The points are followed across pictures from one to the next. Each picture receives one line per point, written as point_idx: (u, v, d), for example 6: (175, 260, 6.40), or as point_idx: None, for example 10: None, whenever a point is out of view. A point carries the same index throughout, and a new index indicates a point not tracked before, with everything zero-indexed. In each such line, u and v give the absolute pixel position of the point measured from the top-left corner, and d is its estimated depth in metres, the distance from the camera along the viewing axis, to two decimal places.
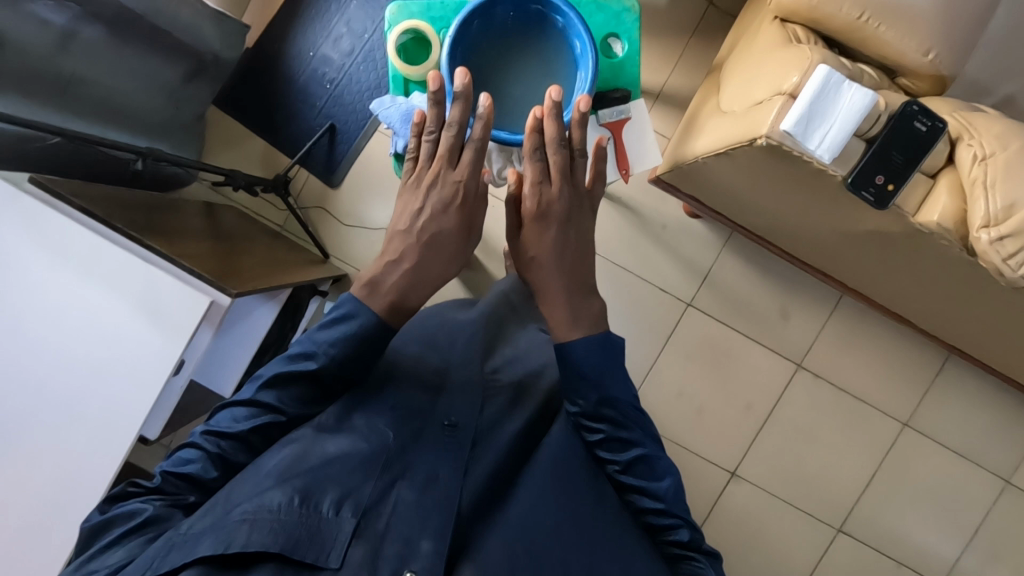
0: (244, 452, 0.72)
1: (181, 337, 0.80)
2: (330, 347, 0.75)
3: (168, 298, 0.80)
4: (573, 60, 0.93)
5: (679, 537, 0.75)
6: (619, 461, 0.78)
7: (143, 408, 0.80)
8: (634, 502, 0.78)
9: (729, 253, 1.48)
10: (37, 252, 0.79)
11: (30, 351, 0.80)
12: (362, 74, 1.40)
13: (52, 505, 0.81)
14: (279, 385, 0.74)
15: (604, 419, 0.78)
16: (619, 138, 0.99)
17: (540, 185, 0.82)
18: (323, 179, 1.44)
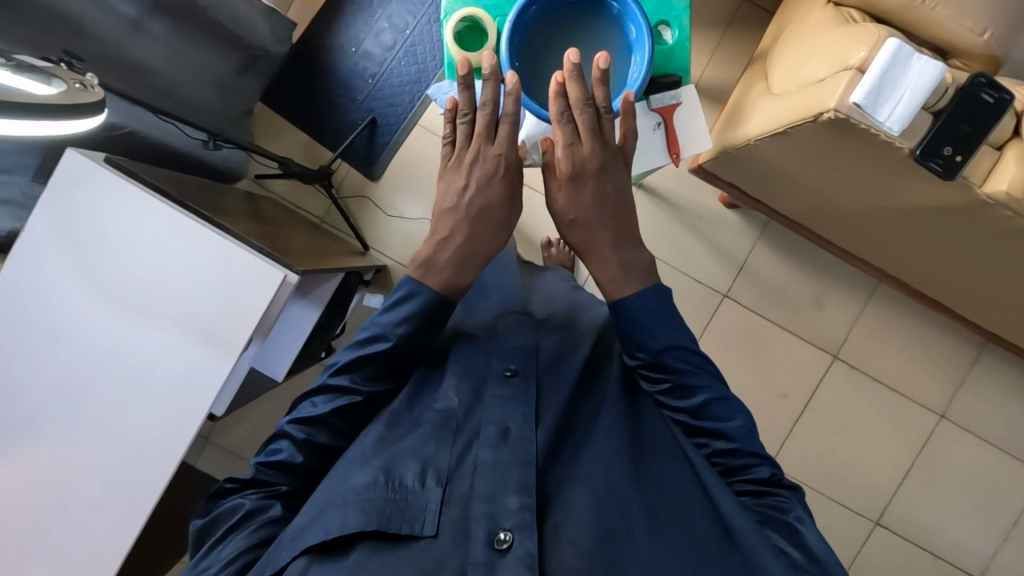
0: (327, 433, 0.74)
1: (252, 313, 0.82)
2: (397, 326, 0.77)
3: (240, 273, 0.83)
4: (625, 44, 0.95)
5: (758, 474, 0.73)
6: (685, 408, 0.76)
7: (212, 383, 0.82)
8: (705, 445, 0.75)
9: (764, 244, 1.49)
10: (116, 226, 0.83)
11: (106, 322, 0.83)
12: (404, 68, 1.44)
13: (123, 477, 0.83)
14: (353, 373, 0.76)
15: (666, 366, 0.77)
16: (670, 123, 1.01)
17: (572, 146, 0.82)
18: (364, 171, 1.47)
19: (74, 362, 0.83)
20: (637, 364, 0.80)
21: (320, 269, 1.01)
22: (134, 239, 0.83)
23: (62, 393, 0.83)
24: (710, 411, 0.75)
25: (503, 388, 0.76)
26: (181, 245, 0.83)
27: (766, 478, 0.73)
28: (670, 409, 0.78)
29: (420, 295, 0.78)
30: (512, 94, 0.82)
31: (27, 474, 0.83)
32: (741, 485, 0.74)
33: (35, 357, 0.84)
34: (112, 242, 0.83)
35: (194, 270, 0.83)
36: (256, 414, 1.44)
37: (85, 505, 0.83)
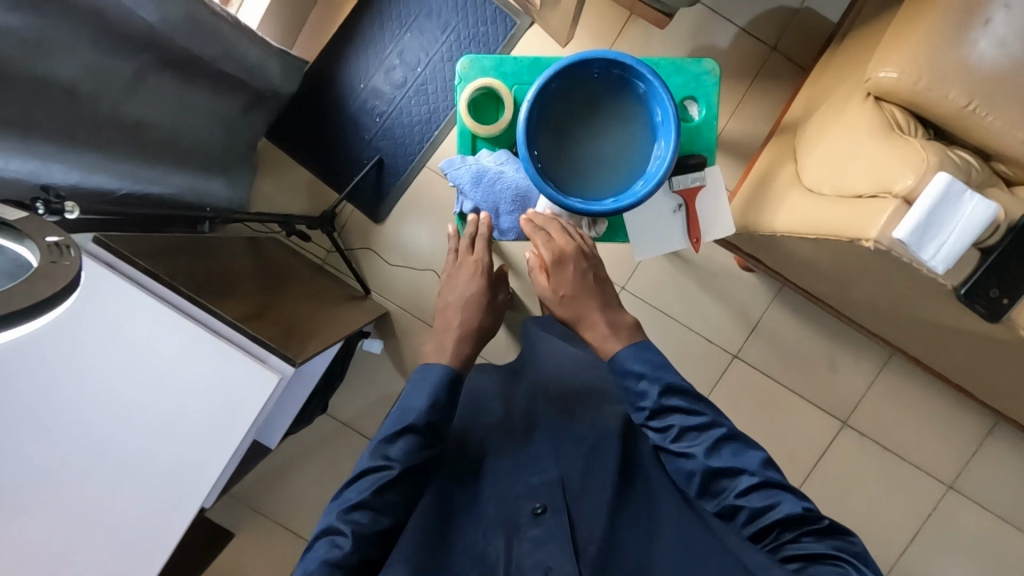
0: (374, 519, 0.72)
1: (246, 411, 0.80)
2: (419, 402, 0.80)
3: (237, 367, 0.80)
4: (649, 125, 0.90)
5: (793, 518, 0.68)
6: (699, 450, 0.74)
7: (204, 480, 0.81)
8: (732, 493, 0.73)
9: (779, 304, 1.44)
10: (101, 318, 0.77)
11: (86, 418, 0.78)
12: (414, 108, 1.38)
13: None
14: (385, 454, 0.76)
15: (668, 411, 0.77)
16: (692, 207, 0.96)
17: (547, 241, 0.87)
18: (368, 213, 1.42)
19: (37, 466, 0.76)
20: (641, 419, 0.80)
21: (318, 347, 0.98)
22: (125, 326, 0.78)
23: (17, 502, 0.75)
24: (720, 450, 0.74)
25: (535, 529, 0.76)
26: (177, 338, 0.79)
27: (800, 515, 0.68)
28: (684, 462, 0.75)
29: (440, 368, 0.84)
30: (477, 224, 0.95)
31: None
32: (778, 527, 0.69)
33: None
34: (96, 334, 0.77)
35: (189, 364, 0.80)
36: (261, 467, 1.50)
37: None
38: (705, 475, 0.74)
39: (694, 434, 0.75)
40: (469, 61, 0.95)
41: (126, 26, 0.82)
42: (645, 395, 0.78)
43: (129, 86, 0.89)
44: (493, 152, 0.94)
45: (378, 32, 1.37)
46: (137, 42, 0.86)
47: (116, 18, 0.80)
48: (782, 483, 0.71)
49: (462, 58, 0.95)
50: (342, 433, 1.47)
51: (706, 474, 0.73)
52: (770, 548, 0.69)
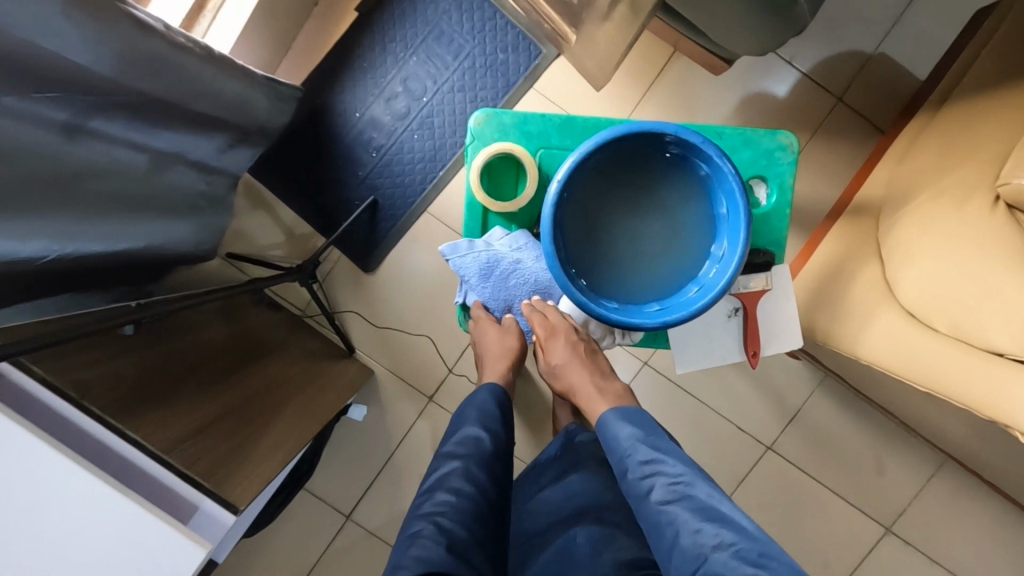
0: (455, 515, 0.67)
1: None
2: (473, 414, 0.78)
3: (143, 540, 0.57)
4: (709, 216, 0.71)
5: None
6: (678, 502, 0.63)
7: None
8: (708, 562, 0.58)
9: (823, 392, 1.25)
10: None
11: None
12: (418, 144, 1.19)
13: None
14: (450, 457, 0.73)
15: (653, 463, 0.68)
16: (752, 313, 0.77)
17: (539, 309, 0.80)
18: (357, 262, 1.22)
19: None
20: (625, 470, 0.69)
21: (259, 465, 0.78)
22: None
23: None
24: (707, 506, 0.62)
25: None
26: (55, 514, 0.56)
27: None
28: (667, 516, 0.63)
29: (484, 390, 0.80)
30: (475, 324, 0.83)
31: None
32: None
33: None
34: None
35: (68, 551, 0.56)
36: None
37: None
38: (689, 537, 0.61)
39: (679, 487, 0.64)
40: (486, 115, 0.76)
41: (53, 66, 0.63)
42: (630, 440, 0.71)
43: (66, 135, 0.69)
44: (507, 231, 0.77)
45: (381, 53, 1.17)
46: (71, 87, 0.67)
47: (37, 57, 0.61)
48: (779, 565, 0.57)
49: (477, 110, 0.76)
50: (312, 507, 1.29)
51: (690, 532, 0.60)
52: None
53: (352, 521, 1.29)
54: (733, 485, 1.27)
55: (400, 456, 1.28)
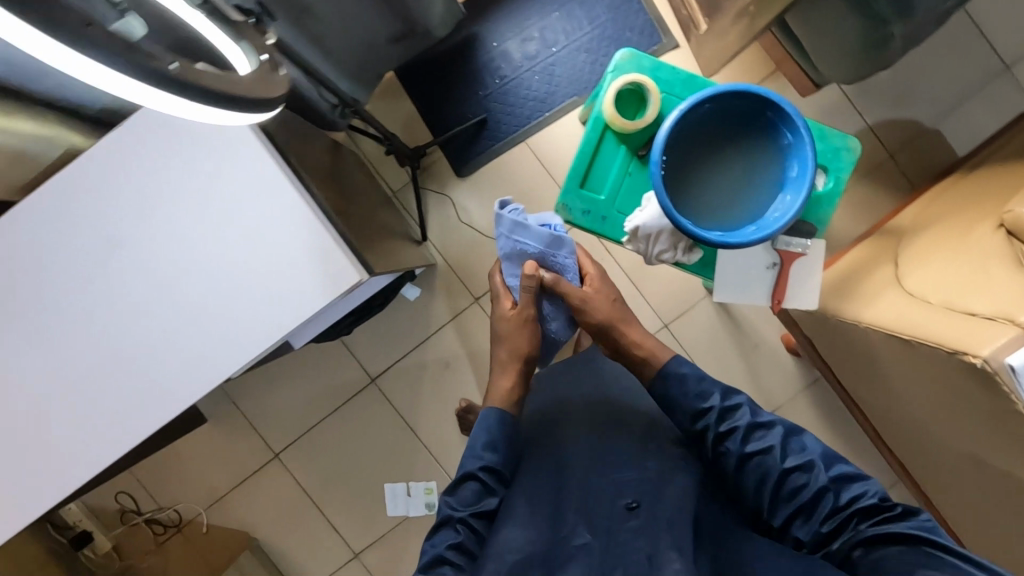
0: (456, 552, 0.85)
1: (315, 298, 0.77)
2: (482, 457, 0.95)
3: (310, 250, 0.76)
4: (781, 178, 0.89)
5: (865, 499, 0.78)
6: (765, 445, 0.86)
7: (235, 359, 0.78)
8: (796, 484, 0.83)
9: (808, 398, 1.42)
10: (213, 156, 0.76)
11: (166, 250, 0.78)
12: (536, 84, 1.38)
13: (124, 422, 0.79)
14: (453, 516, 0.89)
15: (734, 416, 0.91)
16: (786, 269, 0.96)
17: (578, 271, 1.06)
18: (453, 165, 1.41)
19: (108, 290, 0.79)
20: (708, 423, 0.92)
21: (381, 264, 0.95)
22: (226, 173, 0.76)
23: (83, 309, 0.79)
24: (790, 446, 0.86)
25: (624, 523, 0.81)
26: (259, 210, 0.76)
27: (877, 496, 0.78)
28: (760, 461, 0.86)
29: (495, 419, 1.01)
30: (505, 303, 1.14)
31: (31, 387, 0.80)
32: (860, 515, 0.77)
33: (75, 272, 0.79)
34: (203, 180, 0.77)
35: (258, 238, 0.77)
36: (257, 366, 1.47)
37: (66, 427, 0.80)
38: (784, 475, 0.84)
39: (766, 435, 0.88)
40: (629, 54, 0.95)
41: None
42: (706, 395, 0.93)
43: None
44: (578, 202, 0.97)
45: (530, 2, 1.37)
46: None
47: None
48: (854, 478, 0.82)
49: (622, 49, 0.95)
50: (345, 363, 1.47)
51: (785, 466, 0.84)
52: (851, 532, 0.77)
53: (375, 385, 1.47)
54: None
55: (433, 341, 1.45)
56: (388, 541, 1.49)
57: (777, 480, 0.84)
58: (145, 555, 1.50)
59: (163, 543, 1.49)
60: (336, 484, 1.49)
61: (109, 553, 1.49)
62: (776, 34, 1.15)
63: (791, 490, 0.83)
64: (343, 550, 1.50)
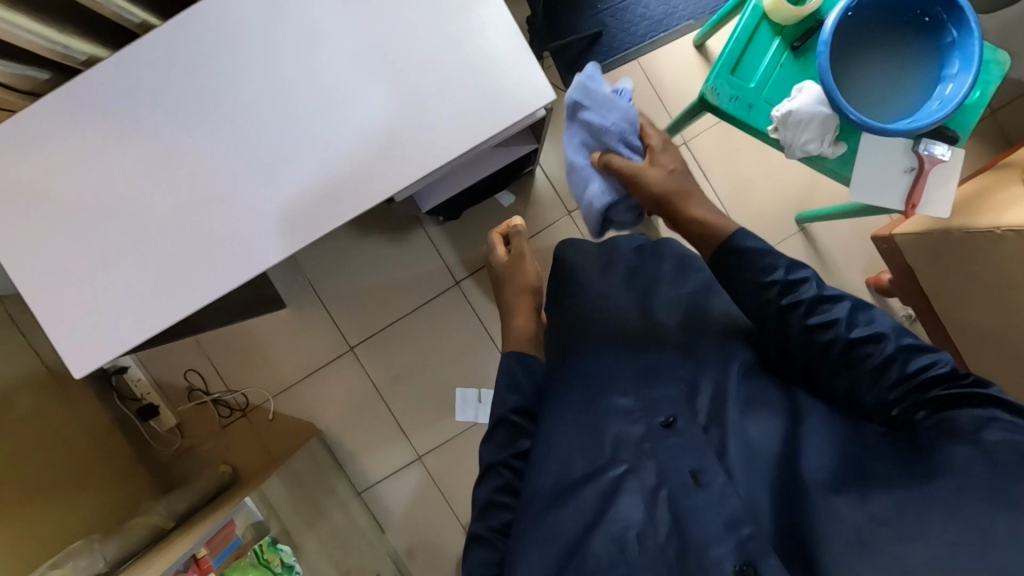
0: (507, 495, 0.81)
1: (523, 107, 0.77)
2: (508, 399, 0.86)
3: (509, 70, 0.78)
4: (939, 74, 0.91)
5: (941, 370, 0.65)
6: (833, 319, 0.71)
7: (414, 172, 0.77)
8: (863, 359, 0.69)
9: None
10: None
11: (362, 51, 0.77)
12: (654, 3, 1.39)
13: (308, 221, 0.77)
14: (498, 462, 0.83)
15: (799, 287, 0.74)
16: (923, 174, 0.98)
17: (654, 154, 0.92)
18: (562, 75, 1.41)
19: (296, 84, 0.77)
20: (773, 296, 0.74)
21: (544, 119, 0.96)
22: None
23: (277, 102, 0.77)
24: (856, 319, 0.71)
25: (672, 439, 0.74)
26: (464, 26, 0.77)
27: (947, 367, 0.64)
28: (823, 335, 0.71)
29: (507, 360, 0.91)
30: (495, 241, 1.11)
31: (212, 178, 0.77)
32: (932, 385, 0.64)
33: (267, 64, 0.77)
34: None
35: (459, 53, 0.77)
36: (342, 258, 1.47)
37: (238, 225, 0.77)
38: (849, 349, 0.70)
39: (824, 311, 0.73)
40: None
41: None
42: (774, 264, 0.75)
43: None
44: (728, 88, 0.98)
45: None
46: None
47: None
48: (922, 346, 0.68)
49: None
50: (429, 264, 1.47)
51: (851, 337, 0.69)
52: (922, 405, 0.64)
53: (458, 288, 1.47)
54: None
55: None
56: (450, 447, 1.50)
57: (840, 354, 0.70)
58: (208, 436, 1.53)
59: (227, 427, 1.52)
60: (405, 385, 1.49)
61: (173, 429, 1.52)
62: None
63: (859, 366, 0.69)
64: (405, 451, 1.50)
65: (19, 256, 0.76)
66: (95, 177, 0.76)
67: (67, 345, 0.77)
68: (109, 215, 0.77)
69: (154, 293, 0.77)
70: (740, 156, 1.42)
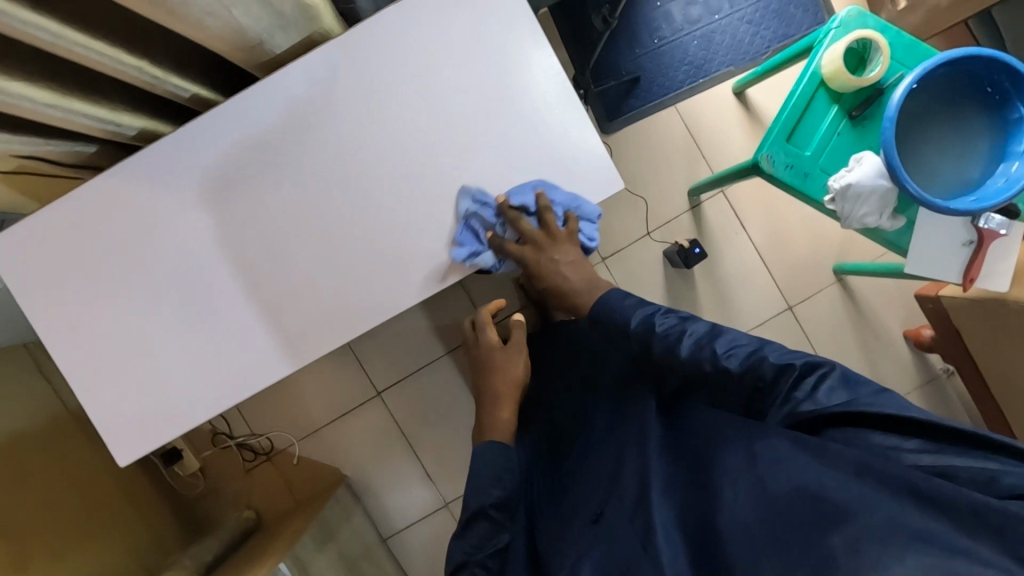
0: None
1: (590, 193, 0.75)
2: (489, 493, 0.85)
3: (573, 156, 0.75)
4: (1004, 148, 0.89)
5: (766, 354, 0.65)
6: (667, 335, 0.71)
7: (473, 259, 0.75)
8: (702, 366, 0.68)
9: (920, 395, 1.40)
10: (492, 44, 0.73)
11: (419, 133, 0.73)
12: (693, 49, 1.36)
13: (377, 306, 0.75)
14: (473, 560, 0.82)
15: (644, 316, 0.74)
16: (984, 248, 0.95)
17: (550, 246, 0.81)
18: (598, 119, 1.38)
19: (351, 166, 0.74)
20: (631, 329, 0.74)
21: None
22: (504, 62, 0.73)
23: (345, 183, 0.74)
24: (688, 330, 0.71)
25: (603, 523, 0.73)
26: (529, 107, 0.74)
27: (781, 366, 0.63)
28: (667, 351, 0.70)
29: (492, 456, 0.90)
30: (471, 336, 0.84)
31: (279, 263, 0.75)
32: (773, 372, 0.64)
33: (321, 145, 0.74)
34: (490, 62, 0.73)
35: (523, 135, 0.74)
36: None
37: (287, 309, 0.75)
38: (694, 357, 0.68)
39: (674, 342, 0.70)
40: (855, 13, 0.95)
41: None
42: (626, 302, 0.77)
43: None
44: (785, 157, 0.96)
45: None
46: None
47: None
48: (743, 340, 0.68)
49: (849, 7, 0.95)
50: (458, 307, 1.44)
51: (689, 344, 0.69)
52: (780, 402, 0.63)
53: None
54: None
55: None
56: None
57: (686, 367, 0.69)
58: (232, 479, 1.49)
59: (251, 471, 1.48)
60: (431, 429, 1.47)
61: (195, 473, 1.47)
62: (970, 28, 1.21)
63: (704, 375, 0.68)
64: (430, 497, 1.47)
65: (64, 339, 0.74)
66: (142, 257, 0.73)
67: (112, 431, 0.74)
68: (160, 295, 0.74)
69: (203, 378, 0.75)
70: (778, 204, 1.40)
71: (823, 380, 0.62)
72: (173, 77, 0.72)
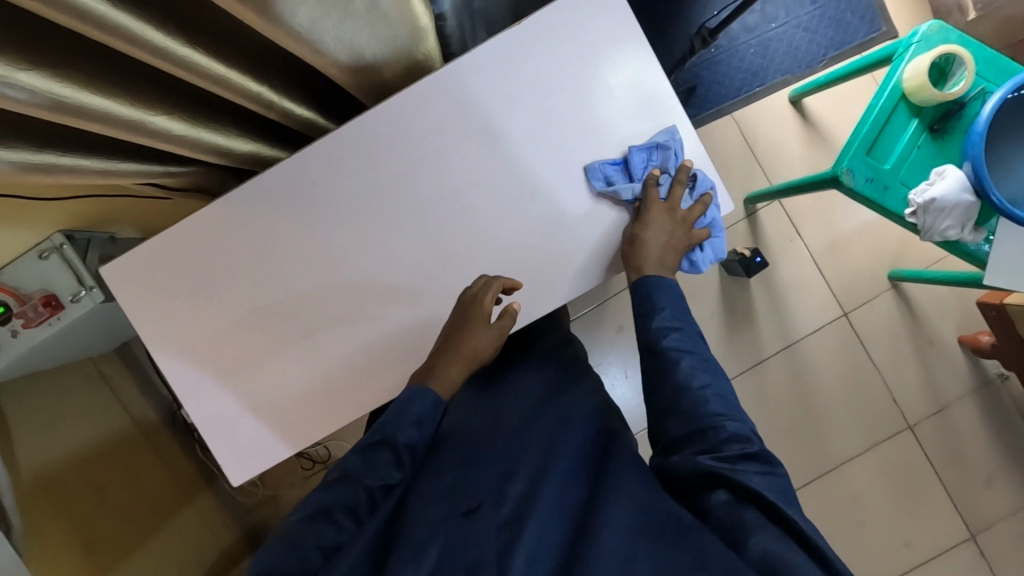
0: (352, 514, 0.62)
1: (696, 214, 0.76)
2: (405, 428, 0.67)
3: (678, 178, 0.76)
4: None
5: (741, 430, 0.65)
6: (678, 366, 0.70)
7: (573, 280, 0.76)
8: (691, 406, 0.67)
9: (975, 400, 1.40)
10: (601, 68, 0.74)
11: (526, 155, 0.75)
12: (749, 57, 1.35)
13: None
14: (356, 480, 0.64)
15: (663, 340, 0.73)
16: None
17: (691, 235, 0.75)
18: None
19: (456, 188, 0.75)
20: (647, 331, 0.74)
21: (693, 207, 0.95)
22: (612, 85, 0.74)
23: (447, 205, 0.75)
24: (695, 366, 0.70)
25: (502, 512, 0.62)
26: (635, 130, 0.75)
27: (741, 435, 0.64)
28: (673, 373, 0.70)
29: (425, 400, 0.69)
30: (484, 281, 0.73)
31: (381, 282, 0.76)
32: (733, 446, 0.64)
33: (427, 167, 0.75)
34: (597, 84, 0.74)
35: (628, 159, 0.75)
36: None
37: (391, 329, 0.76)
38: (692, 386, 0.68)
39: (686, 380, 0.69)
40: (937, 26, 0.95)
41: None
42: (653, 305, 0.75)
43: None
44: (867, 172, 0.96)
45: None
46: None
47: None
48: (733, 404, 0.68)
49: (931, 20, 0.95)
50: None
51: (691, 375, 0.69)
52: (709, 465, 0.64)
53: None
54: (864, 444, 1.40)
55: (610, 305, 1.41)
56: None
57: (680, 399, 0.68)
58: (288, 488, 1.48)
59: (309, 480, 1.48)
60: None
61: (256, 480, 1.47)
62: None
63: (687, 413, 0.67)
64: None
65: (178, 357, 0.75)
66: (247, 276, 0.75)
67: (219, 447, 0.76)
68: (262, 315, 0.76)
69: (312, 399, 0.76)
70: (834, 210, 1.41)
71: (765, 472, 0.63)
72: (285, 98, 0.73)
